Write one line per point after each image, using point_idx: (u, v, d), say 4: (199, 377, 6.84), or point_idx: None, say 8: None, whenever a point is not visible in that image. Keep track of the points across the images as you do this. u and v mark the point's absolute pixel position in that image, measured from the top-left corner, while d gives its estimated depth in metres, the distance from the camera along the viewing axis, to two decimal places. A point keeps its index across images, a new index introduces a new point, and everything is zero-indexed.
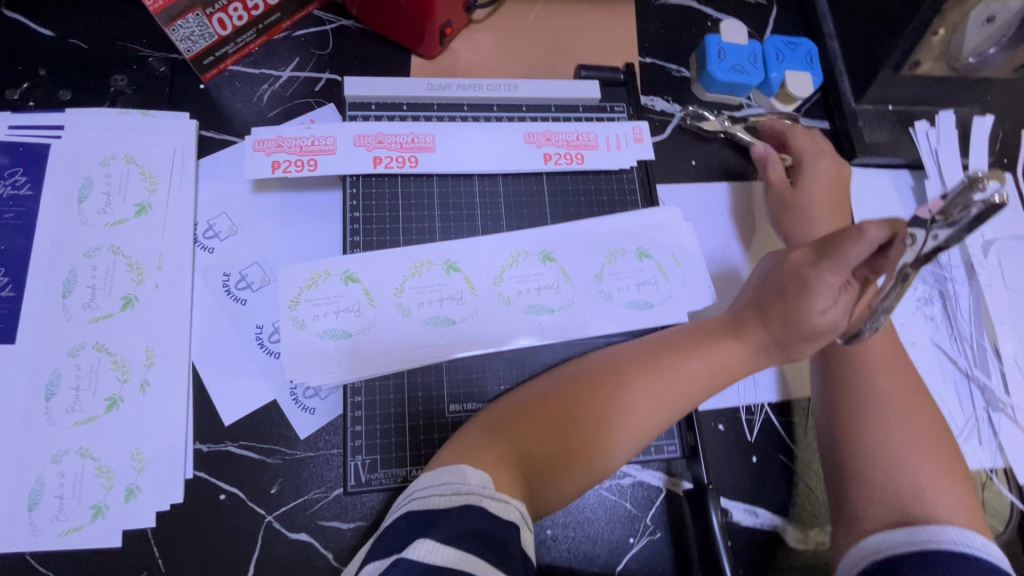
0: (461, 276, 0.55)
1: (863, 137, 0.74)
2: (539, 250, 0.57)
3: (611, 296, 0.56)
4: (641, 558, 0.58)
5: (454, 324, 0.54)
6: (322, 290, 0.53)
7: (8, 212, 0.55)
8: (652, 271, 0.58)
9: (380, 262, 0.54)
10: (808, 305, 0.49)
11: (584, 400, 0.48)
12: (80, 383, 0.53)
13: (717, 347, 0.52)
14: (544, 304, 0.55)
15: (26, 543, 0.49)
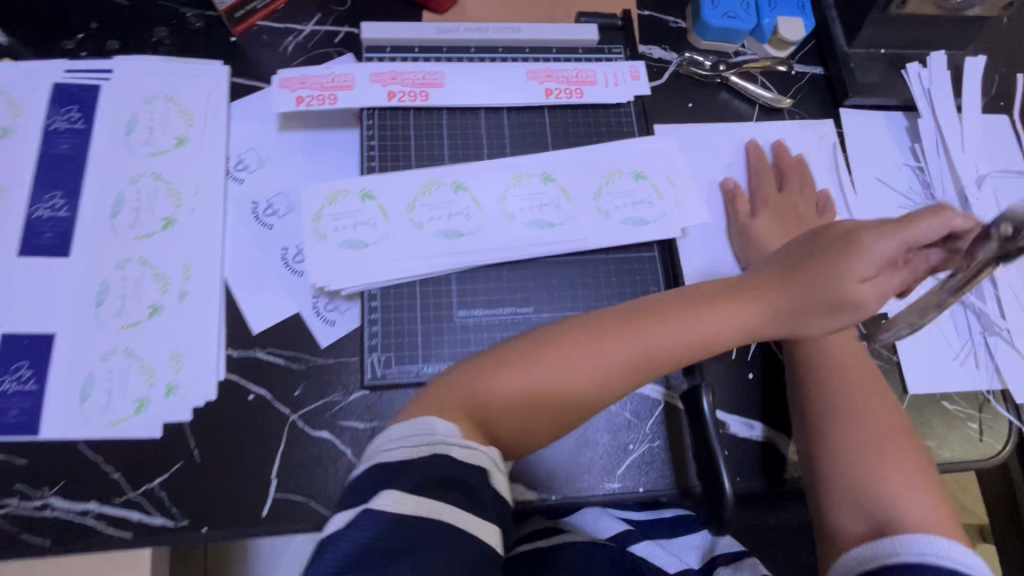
0: (468, 194, 0.60)
1: (856, 79, 0.77)
2: (540, 172, 0.61)
3: (608, 213, 0.61)
4: (641, 465, 0.61)
5: (462, 237, 0.58)
6: (342, 206, 0.58)
7: (65, 144, 0.61)
8: (647, 191, 0.62)
9: (394, 182, 0.59)
10: (855, 270, 0.47)
11: (561, 360, 0.47)
12: (126, 292, 0.58)
13: (721, 310, 0.50)
14: (545, 220, 0.59)
15: (79, 430, 0.55)
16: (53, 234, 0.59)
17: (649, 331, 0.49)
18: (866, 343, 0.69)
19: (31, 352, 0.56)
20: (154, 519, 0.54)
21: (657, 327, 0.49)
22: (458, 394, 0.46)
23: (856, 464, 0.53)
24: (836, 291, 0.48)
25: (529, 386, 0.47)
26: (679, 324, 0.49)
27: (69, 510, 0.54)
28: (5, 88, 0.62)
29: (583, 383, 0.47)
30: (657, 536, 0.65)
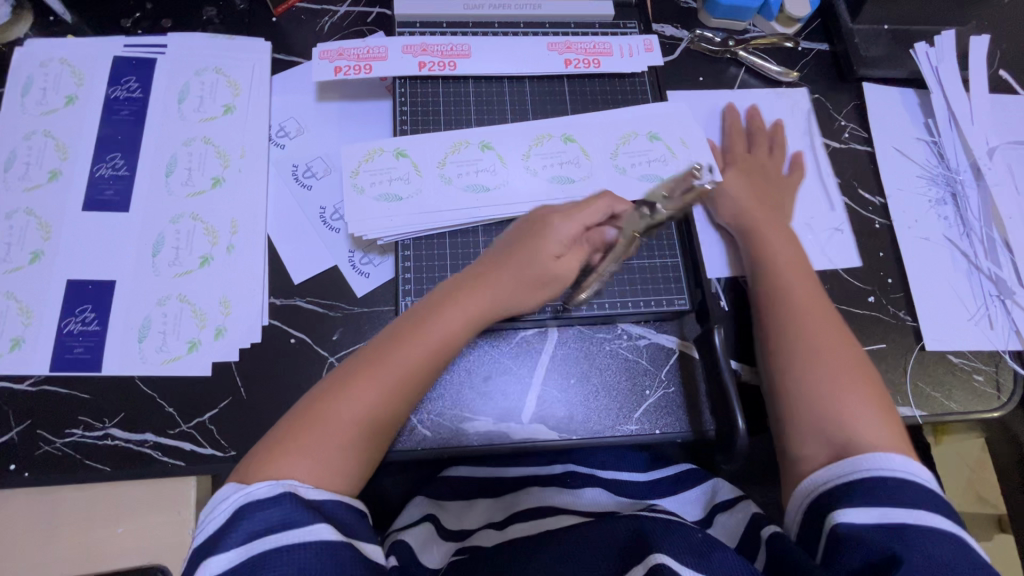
0: (494, 152, 0.65)
1: (861, 53, 0.81)
2: (561, 133, 0.67)
3: (625, 170, 0.65)
4: (658, 408, 0.64)
5: (489, 191, 0.64)
6: (378, 162, 0.64)
7: (125, 111, 0.67)
8: (661, 150, 0.66)
9: (426, 143, 0.65)
10: (535, 258, 0.57)
11: (346, 399, 0.52)
12: (180, 243, 0.64)
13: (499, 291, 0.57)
14: (565, 176, 0.64)
15: (137, 367, 0.60)
16: (114, 192, 0.64)
17: (390, 344, 0.54)
18: (871, 299, 0.72)
19: (94, 297, 0.61)
20: (204, 449, 0.58)
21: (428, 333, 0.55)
22: (303, 432, 0.50)
23: (821, 382, 0.54)
24: (537, 270, 0.57)
25: (305, 415, 0.51)
26: (426, 325, 0.55)
27: (127, 440, 0.58)
28: (70, 61, 0.68)
29: (341, 392, 0.52)
30: (658, 495, 0.71)
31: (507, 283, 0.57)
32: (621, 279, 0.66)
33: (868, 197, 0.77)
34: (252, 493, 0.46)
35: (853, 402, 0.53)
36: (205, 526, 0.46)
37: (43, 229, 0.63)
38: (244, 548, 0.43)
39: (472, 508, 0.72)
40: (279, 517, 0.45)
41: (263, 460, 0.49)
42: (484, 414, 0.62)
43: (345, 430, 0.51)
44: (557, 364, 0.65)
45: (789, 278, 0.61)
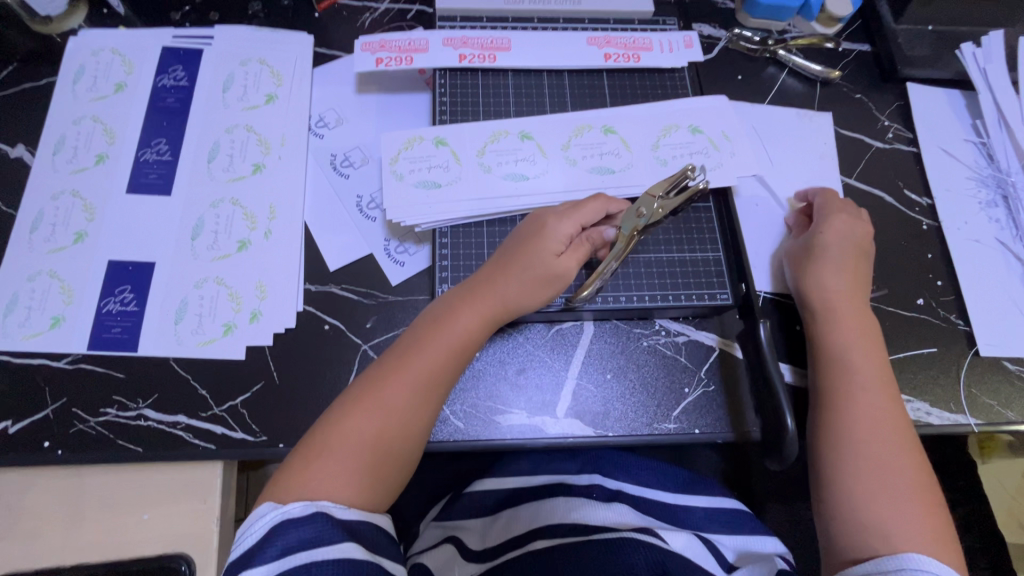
0: (533, 142, 0.65)
1: (904, 53, 0.79)
2: (600, 124, 0.66)
3: (666, 162, 0.65)
4: (698, 407, 0.62)
5: (528, 181, 0.63)
6: (417, 151, 0.64)
7: (171, 99, 0.68)
8: (704, 143, 0.66)
9: (465, 132, 0.65)
10: (540, 264, 0.56)
11: (354, 417, 0.51)
12: (219, 228, 0.64)
13: (506, 291, 0.56)
14: (604, 167, 0.64)
15: (172, 348, 0.59)
16: (157, 176, 0.65)
17: (410, 351, 0.54)
18: (920, 301, 0.69)
19: (133, 278, 0.61)
20: (236, 434, 0.58)
21: (434, 338, 0.54)
22: (317, 448, 0.50)
23: (866, 482, 0.52)
24: (541, 270, 0.56)
25: (330, 431, 0.51)
26: (439, 335, 0.55)
27: (160, 421, 0.58)
28: (121, 51, 0.70)
29: (370, 408, 0.52)
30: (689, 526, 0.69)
31: (517, 285, 0.56)
32: (663, 272, 0.64)
33: (915, 198, 0.75)
34: (288, 512, 0.46)
35: (880, 484, 0.52)
36: (242, 541, 0.46)
37: (87, 211, 0.63)
38: (278, 562, 0.43)
39: (494, 523, 0.69)
40: (313, 532, 0.45)
41: (293, 477, 0.49)
42: (518, 407, 0.61)
43: (372, 445, 0.51)
44: (592, 359, 0.63)
45: (852, 372, 0.57)
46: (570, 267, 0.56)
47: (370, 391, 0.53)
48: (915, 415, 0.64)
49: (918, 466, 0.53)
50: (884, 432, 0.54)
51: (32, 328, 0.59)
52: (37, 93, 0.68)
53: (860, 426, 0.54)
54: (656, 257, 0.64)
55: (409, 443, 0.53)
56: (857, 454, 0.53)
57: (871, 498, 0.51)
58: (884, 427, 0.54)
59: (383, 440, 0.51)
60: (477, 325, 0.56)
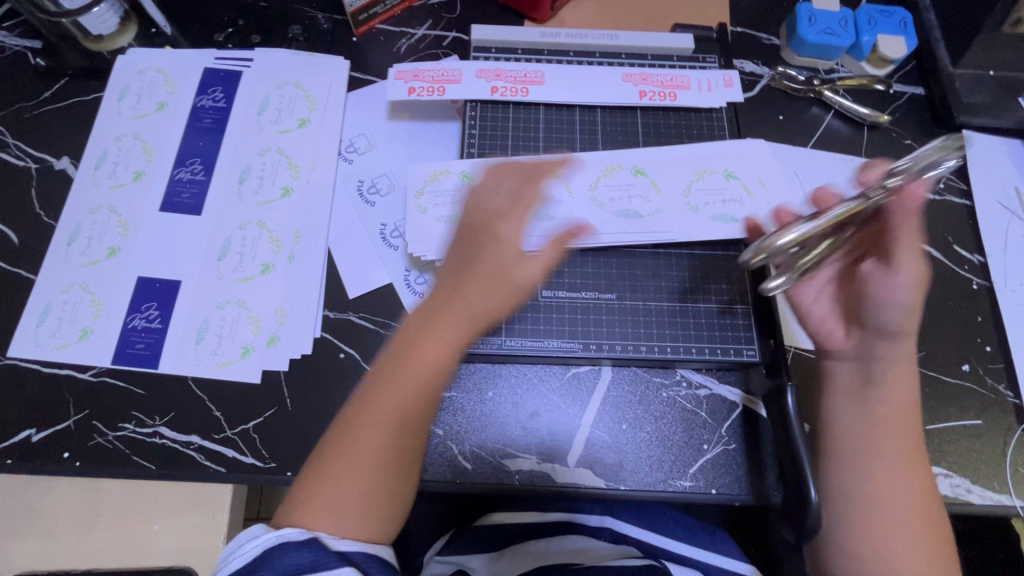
0: (561, 181, 0.64)
1: (961, 100, 0.75)
2: (630, 165, 0.65)
3: (697, 209, 0.63)
4: (716, 464, 0.59)
5: (553, 221, 0.61)
6: (444, 184, 0.63)
7: (208, 119, 0.70)
8: (738, 189, 0.63)
9: (491, 167, 0.64)
10: (503, 272, 0.50)
11: (340, 467, 0.49)
12: (244, 249, 0.65)
13: (471, 297, 0.50)
14: (632, 211, 0.62)
15: (191, 367, 0.60)
16: (189, 195, 0.67)
17: (380, 390, 0.49)
18: (966, 367, 0.65)
19: (160, 295, 0.63)
20: (246, 458, 0.58)
21: (397, 361, 0.50)
22: (318, 500, 0.48)
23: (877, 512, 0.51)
24: (505, 273, 0.50)
25: (325, 475, 0.49)
26: (404, 358, 0.50)
27: (174, 440, 0.58)
28: (165, 70, 0.72)
29: (355, 444, 0.49)
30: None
31: (482, 290, 0.50)
32: (687, 322, 0.61)
33: (965, 254, 0.70)
34: (285, 535, 0.46)
35: (904, 534, 0.51)
36: (235, 561, 0.46)
37: (121, 226, 0.65)
38: None
39: (499, 559, 0.67)
40: (309, 559, 0.45)
41: (304, 519, 0.48)
42: (528, 451, 0.59)
43: (384, 483, 0.49)
44: (608, 406, 0.61)
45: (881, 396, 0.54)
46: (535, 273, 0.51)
47: (346, 434, 0.50)
48: (954, 492, 0.60)
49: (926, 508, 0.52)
50: (900, 476, 0.52)
51: (61, 339, 0.61)
52: (85, 108, 0.71)
53: (880, 475, 0.52)
54: (679, 304, 0.62)
55: (411, 467, 0.51)
56: (869, 507, 0.52)
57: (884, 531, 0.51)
58: (897, 471, 0.52)
59: (385, 473, 0.49)
60: (442, 342, 0.49)
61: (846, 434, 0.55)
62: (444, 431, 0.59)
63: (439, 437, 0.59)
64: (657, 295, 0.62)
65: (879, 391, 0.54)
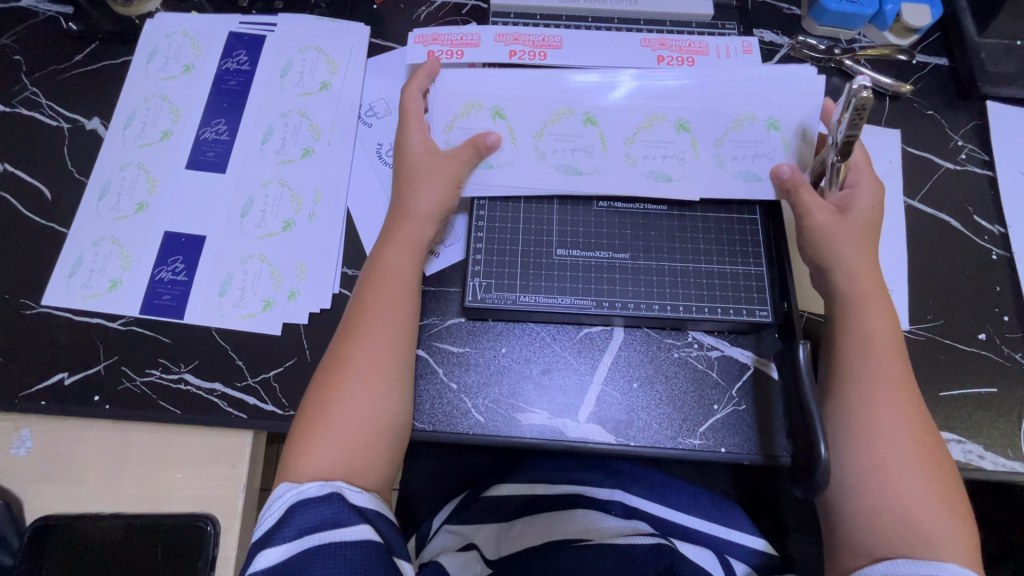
0: (597, 129, 0.62)
1: (986, 69, 0.73)
2: (676, 117, 0.62)
3: (724, 163, 0.62)
4: (726, 424, 0.60)
5: (580, 175, 0.63)
6: (473, 120, 0.62)
7: (233, 81, 0.72)
8: (775, 143, 0.61)
9: (526, 105, 0.62)
10: (414, 168, 0.60)
11: (336, 386, 0.53)
12: (267, 207, 0.67)
13: (429, 198, 0.59)
14: (661, 171, 0.62)
15: (215, 319, 0.62)
16: (214, 154, 0.68)
17: (362, 301, 0.57)
18: (982, 335, 0.64)
19: (186, 249, 0.65)
20: (266, 406, 0.60)
21: (376, 275, 0.58)
22: (313, 422, 0.52)
23: (882, 463, 0.51)
24: (431, 169, 0.60)
25: (320, 405, 0.53)
26: (377, 270, 0.58)
27: (198, 388, 0.61)
28: (191, 34, 0.74)
29: (341, 373, 0.54)
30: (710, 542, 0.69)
31: (426, 191, 0.59)
32: (700, 282, 0.62)
33: (985, 225, 0.69)
34: (305, 491, 0.48)
35: (912, 483, 0.50)
36: (264, 520, 0.48)
37: (149, 182, 0.67)
38: (293, 542, 0.46)
39: (509, 531, 0.68)
40: (328, 514, 0.47)
41: (301, 446, 0.52)
42: (539, 407, 0.60)
43: (371, 397, 0.53)
44: (619, 365, 0.62)
45: (878, 349, 0.54)
46: (428, 206, 0.59)
47: (336, 353, 0.55)
48: (966, 457, 0.60)
49: (931, 456, 0.52)
50: (898, 403, 0.53)
51: (92, 289, 0.64)
52: (114, 71, 0.73)
53: (878, 401, 0.53)
54: (692, 265, 0.62)
55: (396, 377, 0.55)
56: (870, 432, 0.52)
57: (890, 481, 0.50)
58: (895, 398, 0.53)
59: (374, 387, 0.53)
60: (409, 244, 0.59)
61: (842, 371, 0.55)
62: (459, 385, 0.61)
63: (454, 391, 0.61)
64: (671, 255, 0.62)
65: (863, 324, 0.55)
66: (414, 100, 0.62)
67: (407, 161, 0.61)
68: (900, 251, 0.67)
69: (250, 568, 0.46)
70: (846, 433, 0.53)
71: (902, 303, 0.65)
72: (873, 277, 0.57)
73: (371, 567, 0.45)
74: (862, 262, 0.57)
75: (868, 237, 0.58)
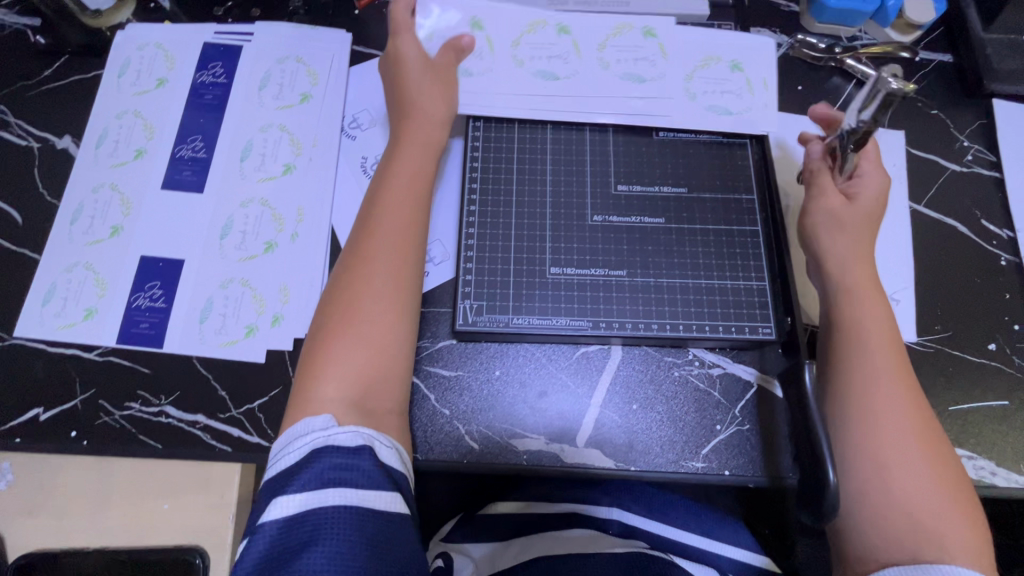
0: (569, 39, 0.67)
1: (992, 66, 0.71)
2: (642, 26, 0.68)
3: (609, 66, 0.66)
4: (730, 445, 0.57)
5: (557, 79, 0.66)
6: (453, 27, 0.66)
7: (209, 95, 0.69)
8: (653, 48, 0.67)
9: (505, 21, 0.67)
10: (413, 72, 0.61)
11: (356, 284, 0.52)
12: (247, 227, 0.64)
13: (434, 98, 0.60)
14: (635, 74, 0.66)
15: (196, 347, 0.60)
16: (191, 172, 0.66)
17: (378, 199, 0.55)
18: (992, 345, 0.62)
19: (163, 274, 0.62)
20: (252, 437, 0.57)
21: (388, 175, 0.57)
22: (335, 320, 0.51)
23: (888, 469, 0.48)
24: (431, 72, 0.61)
25: (340, 303, 0.51)
26: (392, 169, 0.57)
27: (179, 419, 0.58)
28: (164, 45, 0.71)
29: (363, 266, 0.52)
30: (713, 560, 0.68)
31: (430, 92, 0.60)
32: (700, 298, 0.59)
33: (993, 229, 0.67)
34: (335, 437, 0.44)
35: (917, 490, 0.47)
36: (283, 461, 0.44)
37: (124, 204, 0.65)
38: (315, 493, 0.42)
39: (505, 550, 0.66)
40: (356, 470, 0.43)
41: (322, 350, 0.50)
42: (535, 430, 0.58)
43: (394, 286, 0.52)
44: (617, 385, 0.59)
45: (873, 336, 0.52)
46: (433, 110, 0.60)
47: (352, 251, 0.54)
48: (978, 474, 0.58)
49: (937, 453, 0.49)
50: (903, 398, 0.50)
51: (66, 319, 0.61)
52: (85, 85, 0.70)
53: (882, 400, 0.50)
54: (692, 281, 0.60)
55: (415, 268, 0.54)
56: (872, 430, 0.49)
57: (898, 488, 0.47)
58: (898, 397, 0.50)
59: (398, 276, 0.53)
60: (419, 144, 0.59)
61: (839, 358, 0.52)
62: (451, 412, 0.58)
63: (446, 417, 0.58)
64: (669, 270, 0.60)
65: (856, 313, 0.53)
66: (401, 10, 0.63)
67: (405, 73, 0.61)
68: (906, 258, 0.65)
69: (265, 518, 0.41)
70: (849, 435, 0.50)
71: (909, 314, 0.63)
72: (867, 271, 0.55)
73: (390, 551, 0.42)
74: (857, 254, 0.55)
75: (858, 239, 0.56)
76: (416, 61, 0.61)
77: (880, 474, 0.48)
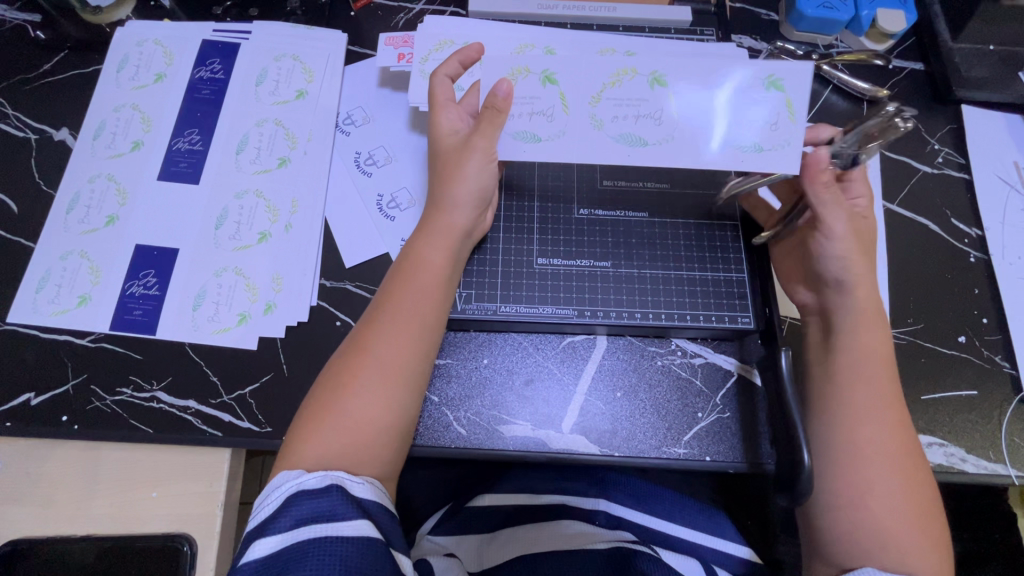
0: (665, 90, 0.53)
1: (961, 73, 0.74)
2: (765, 75, 0.52)
3: (717, 130, 0.53)
4: (710, 432, 0.59)
5: (645, 146, 0.53)
6: (523, 86, 0.53)
7: (207, 90, 0.70)
8: (778, 107, 0.52)
9: (581, 66, 0.53)
10: (444, 159, 0.57)
11: (358, 379, 0.51)
12: (241, 218, 0.65)
13: (460, 184, 0.56)
14: (753, 143, 0.53)
15: (188, 334, 0.61)
16: (187, 164, 0.67)
17: (397, 292, 0.54)
18: (962, 338, 0.65)
19: (157, 262, 0.63)
20: (242, 423, 0.58)
21: (411, 273, 0.55)
22: (329, 403, 0.50)
23: (864, 482, 0.51)
24: (458, 159, 0.56)
25: (334, 391, 0.51)
26: (415, 261, 0.55)
27: (171, 405, 0.59)
28: (163, 42, 0.72)
29: (363, 361, 0.52)
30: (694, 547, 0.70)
31: (461, 179, 0.56)
32: (681, 289, 0.62)
33: (963, 228, 0.70)
34: (305, 483, 0.46)
35: (890, 504, 0.50)
36: (260, 510, 0.46)
37: (120, 194, 0.66)
38: (290, 532, 0.43)
39: (491, 542, 0.66)
40: (325, 507, 0.44)
41: (309, 429, 0.50)
42: (521, 419, 0.59)
43: (389, 388, 0.51)
44: (602, 375, 0.61)
45: (866, 358, 0.54)
46: (464, 196, 0.56)
47: (359, 341, 0.53)
48: (948, 461, 0.60)
49: (914, 470, 0.51)
50: (887, 418, 0.52)
51: (59, 305, 0.62)
52: (84, 80, 0.71)
53: (865, 425, 0.52)
54: (675, 273, 0.63)
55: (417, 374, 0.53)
56: (852, 455, 0.52)
57: (871, 503, 0.50)
58: (880, 423, 0.52)
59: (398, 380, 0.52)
60: (442, 238, 0.56)
61: (830, 370, 0.55)
62: (439, 398, 0.59)
63: (435, 403, 0.59)
64: (652, 263, 0.63)
65: (853, 334, 0.55)
66: (443, 86, 0.58)
67: (440, 157, 0.57)
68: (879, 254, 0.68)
69: (241, 561, 0.43)
70: (833, 454, 0.52)
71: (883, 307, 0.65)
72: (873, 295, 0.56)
73: (362, 569, 0.42)
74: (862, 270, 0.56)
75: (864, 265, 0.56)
76: (453, 143, 0.57)
77: (856, 490, 0.51)
